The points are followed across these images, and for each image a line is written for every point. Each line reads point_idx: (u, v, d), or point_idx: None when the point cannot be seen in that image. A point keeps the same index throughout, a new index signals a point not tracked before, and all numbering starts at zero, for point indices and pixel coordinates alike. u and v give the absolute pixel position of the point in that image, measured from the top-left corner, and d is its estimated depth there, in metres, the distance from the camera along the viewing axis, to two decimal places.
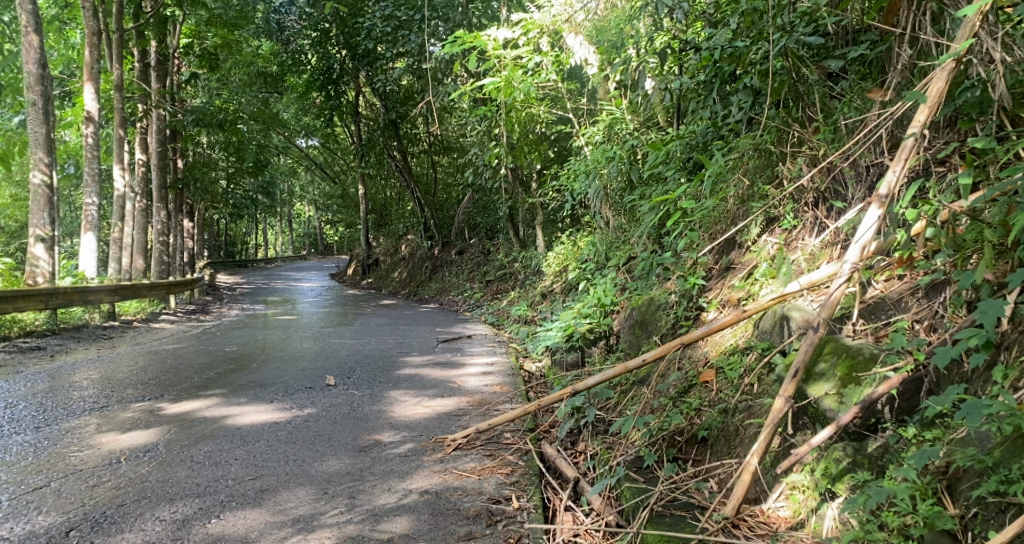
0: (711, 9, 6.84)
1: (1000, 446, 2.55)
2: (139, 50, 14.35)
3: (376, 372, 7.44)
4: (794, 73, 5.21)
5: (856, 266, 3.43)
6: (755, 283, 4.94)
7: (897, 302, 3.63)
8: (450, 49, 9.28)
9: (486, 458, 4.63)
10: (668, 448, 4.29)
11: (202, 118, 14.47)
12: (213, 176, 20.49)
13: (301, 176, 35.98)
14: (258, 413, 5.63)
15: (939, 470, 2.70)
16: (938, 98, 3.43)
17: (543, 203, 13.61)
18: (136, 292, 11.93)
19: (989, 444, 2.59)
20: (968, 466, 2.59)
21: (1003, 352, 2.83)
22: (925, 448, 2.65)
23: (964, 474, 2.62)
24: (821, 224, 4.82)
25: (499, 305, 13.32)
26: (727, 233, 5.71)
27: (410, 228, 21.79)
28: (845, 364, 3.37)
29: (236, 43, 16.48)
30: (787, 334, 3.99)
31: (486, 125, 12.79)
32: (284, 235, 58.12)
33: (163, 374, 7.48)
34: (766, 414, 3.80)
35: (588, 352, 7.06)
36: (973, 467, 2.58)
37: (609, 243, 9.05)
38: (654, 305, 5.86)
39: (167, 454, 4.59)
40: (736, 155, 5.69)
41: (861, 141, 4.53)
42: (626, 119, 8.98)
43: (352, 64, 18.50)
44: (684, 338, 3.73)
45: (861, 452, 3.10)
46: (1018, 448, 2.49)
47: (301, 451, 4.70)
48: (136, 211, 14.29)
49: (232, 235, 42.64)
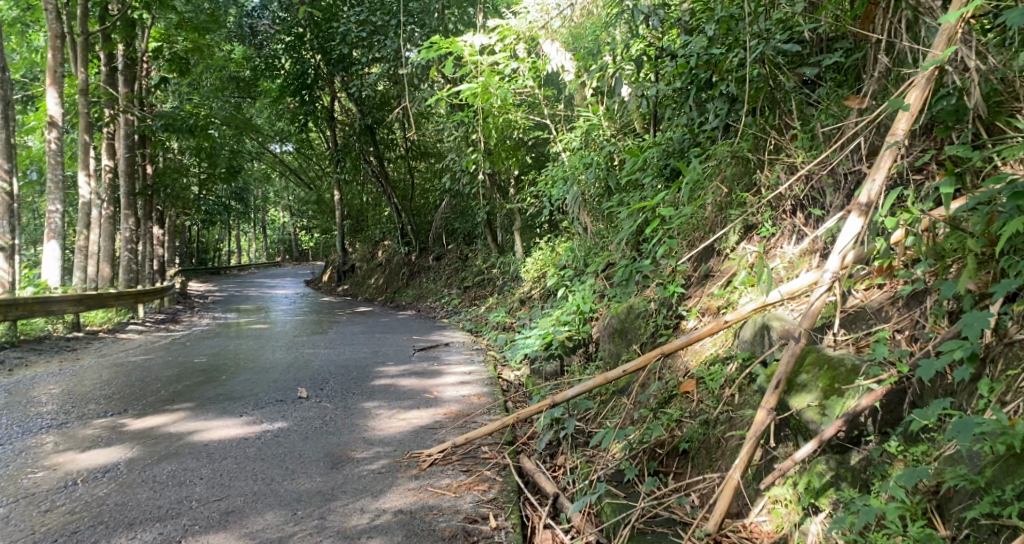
0: (687, 17, 6.84)
1: (991, 465, 2.49)
2: (106, 54, 14.01)
3: (351, 383, 7.27)
4: (771, 81, 5.21)
5: (836, 275, 3.39)
6: (734, 291, 4.90)
7: (877, 312, 3.58)
8: (426, 55, 9.18)
9: (463, 474, 4.52)
10: (649, 461, 4.22)
11: (172, 123, 14.17)
12: (184, 182, 20.10)
13: (275, 181, 35.51)
14: (226, 429, 5.45)
15: (929, 489, 2.65)
16: (918, 107, 3.41)
17: (520, 209, 13.52)
18: (102, 301, 11.59)
19: (980, 463, 2.53)
20: (959, 486, 2.54)
21: (989, 365, 2.80)
22: (914, 467, 2.59)
23: (955, 494, 2.57)
24: (799, 232, 4.78)
25: (477, 312, 13.20)
26: (705, 240, 5.66)
27: (386, 234, 21.58)
28: (827, 374, 3.32)
29: (207, 47, 16.19)
30: (768, 344, 3.94)
31: (463, 131, 12.69)
32: (258, 241, 57.36)
33: (128, 387, 7.23)
34: (748, 426, 3.75)
35: (567, 360, 6.98)
36: (963, 487, 2.52)
37: (587, 249, 8.95)
38: (634, 313, 5.79)
39: (127, 474, 4.40)
40: (714, 162, 5.67)
41: (838, 149, 4.51)
42: (603, 125, 8.95)
43: (327, 69, 18.32)
44: (665, 348, 3.67)
45: (844, 465, 3.05)
46: (1010, 467, 2.43)
47: (270, 469, 4.53)
48: (103, 219, 13.93)
49: (205, 242, 41.97)
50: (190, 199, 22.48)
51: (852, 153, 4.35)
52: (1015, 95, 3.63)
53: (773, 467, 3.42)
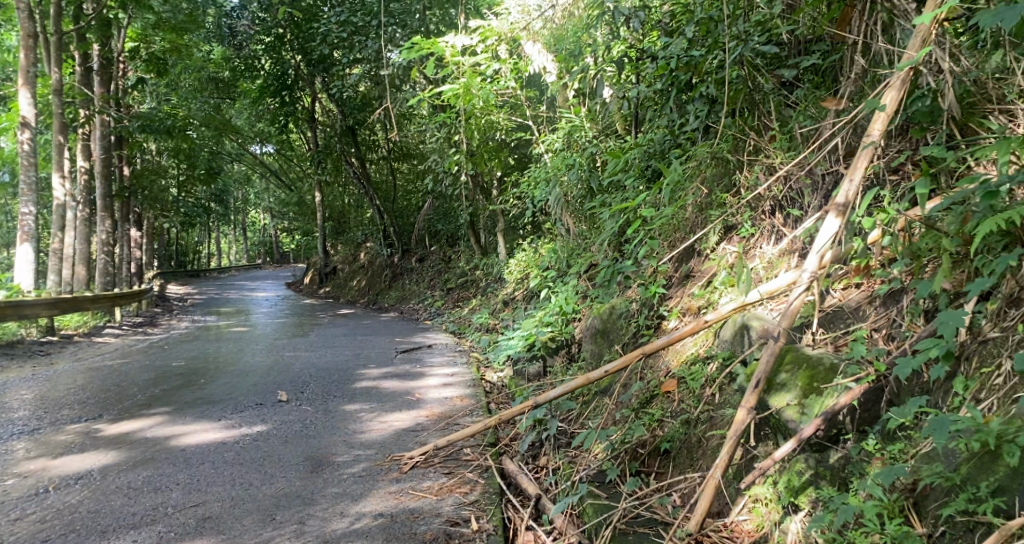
0: (667, 19, 6.87)
1: (967, 463, 2.52)
2: (80, 54, 13.79)
3: (332, 386, 7.20)
4: (749, 82, 5.24)
5: (814, 274, 3.42)
6: (714, 291, 4.92)
7: (855, 311, 3.61)
8: (408, 55, 9.13)
9: (444, 477, 4.49)
10: (630, 461, 4.23)
11: (149, 124, 13.94)
12: (162, 183, 19.84)
13: (255, 183, 35.18)
14: (204, 433, 5.37)
15: (906, 487, 2.66)
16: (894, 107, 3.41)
17: (503, 210, 13.51)
18: (77, 305, 11.40)
19: (956, 460, 2.56)
20: (935, 484, 2.56)
21: (964, 363, 2.83)
22: (891, 465, 2.61)
23: (931, 492, 2.59)
24: (778, 232, 4.81)
25: (460, 313, 13.16)
26: (686, 241, 5.68)
27: (368, 236, 21.46)
28: (806, 373, 3.35)
29: (185, 47, 15.99)
30: (748, 344, 3.96)
31: (445, 132, 12.65)
32: (239, 243, 56.78)
33: (104, 391, 7.11)
34: (728, 425, 3.76)
35: (550, 361, 6.98)
36: (940, 484, 2.54)
37: (570, 251, 8.93)
38: (615, 314, 5.79)
39: (101, 481, 4.32)
40: (695, 163, 5.71)
41: (816, 150, 4.55)
42: (585, 127, 8.96)
43: (308, 70, 18.19)
44: (646, 348, 3.66)
45: (823, 463, 3.06)
46: (985, 465, 2.46)
47: (248, 473, 4.47)
48: (78, 221, 13.70)
49: (184, 245, 41.46)
50: (169, 200, 22.19)
51: (829, 154, 4.39)
52: (988, 96, 3.68)
53: (753, 466, 3.44)
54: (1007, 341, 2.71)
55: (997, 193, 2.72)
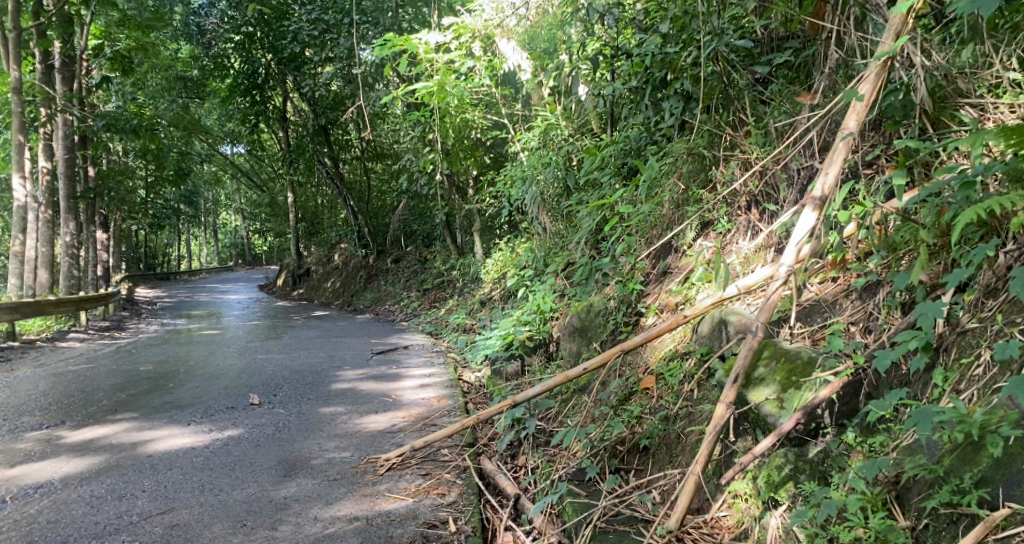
0: (641, 16, 6.86)
1: (950, 454, 2.52)
2: (41, 51, 13.39)
3: (306, 388, 7.06)
4: (724, 78, 5.25)
5: (792, 269, 3.41)
6: (691, 286, 4.91)
7: (833, 304, 3.61)
8: (380, 52, 9.03)
9: (422, 478, 4.41)
10: (610, 459, 4.19)
11: (114, 123, 13.58)
12: (129, 184, 19.40)
13: (226, 184, 34.64)
14: (173, 438, 5.22)
15: (889, 481, 2.65)
16: (876, 97, 3.42)
17: (479, 209, 13.44)
18: (40, 309, 11.07)
19: (939, 452, 2.56)
20: (918, 476, 2.55)
21: (942, 354, 2.84)
22: (874, 458, 2.60)
23: (914, 485, 2.58)
24: (754, 227, 4.81)
25: (437, 314, 13.06)
26: (663, 237, 5.66)
27: (342, 237, 21.23)
28: (784, 368, 3.34)
29: (152, 46, 15.64)
30: (725, 339, 3.95)
31: (419, 131, 12.55)
32: (210, 245, 55.88)
33: (68, 397, 6.90)
34: (708, 421, 3.74)
35: (528, 360, 6.94)
36: (923, 476, 2.54)
37: (547, 249, 8.87)
38: (593, 311, 5.76)
39: (62, 490, 4.17)
40: (670, 160, 5.70)
41: (792, 145, 4.56)
42: (561, 125, 8.92)
43: (279, 69, 17.93)
44: (624, 345, 3.67)
45: (802, 457, 3.05)
46: (968, 457, 2.46)
47: (218, 479, 4.35)
48: (40, 223, 13.31)
49: (153, 247, 40.65)
50: (136, 202, 21.71)
51: (805, 149, 4.41)
52: (958, 91, 3.72)
53: (733, 462, 3.42)
54: (986, 332, 2.71)
55: (973, 183, 2.73)
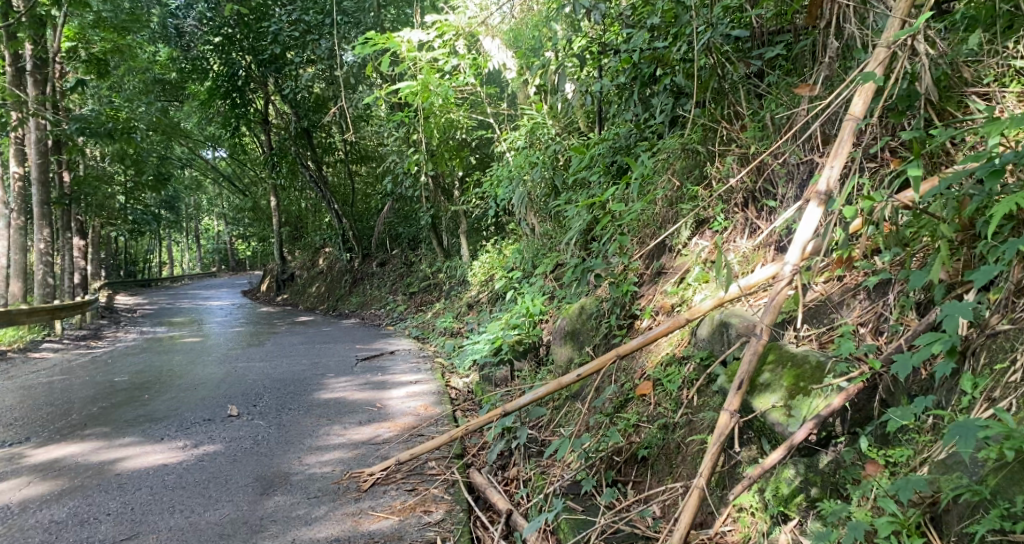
0: (628, 11, 6.67)
1: (993, 473, 2.32)
2: (11, 53, 12.93)
3: (288, 398, 6.80)
4: (718, 70, 5.07)
5: (797, 267, 3.21)
6: (688, 287, 4.73)
7: (840, 305, 3.42)
8: (361, 51, 8.80)
9: (408, 494, 4.19)
10: (606, 470, 3.99)
11: (88, 127, 13.15)
12: (106, 190, 18.94)
13: (207, 189, 34.09)
14: (145, 455, 4.96)
15: (924, 501, 2.45)
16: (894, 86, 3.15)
17: (466, 211, 13.20)
18: (11, 319, 10.66)
19: (980, 470, 2.36)
20: (956, 497, 2.35)
21: (970, 359, 2.66)
22: (909, 479, 2.40)
23: (952, 505, 2.38)
24: (753, 225, 4.64)
25: (424, 317, 12.81)
26: (657, 237, 5.46)
27: (326, 240, 20.88)
28: (791, 373, 3.15)
29: (128, 47, 15.19)
30: (727, 342, 3.75)
31: (403, 132, 12.28)
32: (192, 252, 55.16)
33: (37, 411, 6.60)
34: (709, 429, 3.56)
35: (517, 365, 6.73)
36: (963, 498, 2.34)
37: (536, 251, 8.67)
38: (585, 315, 5.56)
39: (19, 516, 3.93)
40: (664, 156, 5.52)
41: (790, 139, 4.39)
42: (548, 124, 8.71)
43: (259, 71, 17.55)
44: (619, 350, 3.47)
45: (813, 469, 2.87)
46: (1016, 476, 2.25)
47: (190, 499, 4.11)
48: (12, 230, 12.86)
49: (134, 253, 39.97)
50: (114, 208, 21.25)
51: (804, 143, 4.23)
52: (963, 79, 3.54)
53: (738, 474, 3.23)
54: (1020, 335, 2.53)
55: (1002, 172, 2.56)
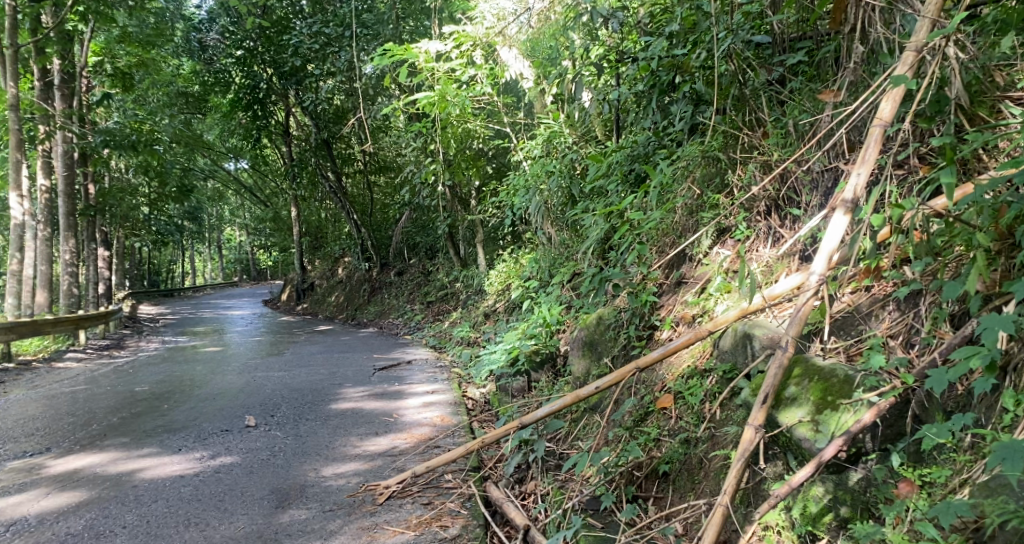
0: (646, 19, 6.64)
1: None
2: (39, 68, 13.17)
3: (305, 408, 6.77)
4: (739, 76, 4.96)
5: (823, 276, 3.10)
6: (709, 297, 4.63)
7: (869, 316, 3.31)
8: (379, 63, 8.86)
9: (424, 508, 4.13)
10: (627, 485, 3.91)
11: (112, 139, 13.32)
12: (130, 202, 19.23)
13: (229, 200, 34.51)
14: (162, 466, 4.97)
15: (964, 526, 2.34)
16: (928, 90, 3.02)
17: (482, 220, 13.17)
18: (36, 329, 10.78)
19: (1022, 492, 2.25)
20: (998, 520, 2.24)
21: (1011, 375, 2.55)
22: (949, 501, 2.29)
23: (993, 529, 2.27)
24: (776, 233, 4.54)
25: (441, 327, 12.77)
26: (676, 246, 5.37)
27: (345, 250, 20.99)
28: (818, 386, 3.05)
29: (153, 61, 15.46)
30: (751, 355, 3.66)
31: (421, 142, 12.30)
32: (214, 262, 55.87)
33: (58, 421, 6.65)
34: (733, 445, 3.47)
35: (534, 376, 6.66)
36: (1008, 524, 2.22)
37: (552, 260, 8.63)
38: (603, 325, 5.48)
39: (37, 528, 3.97)
40: (682, 164, 5.41)
41: (814, 146, 4.29)
42: (564, 133, 8.67)
43: (280, 83, 17.73)
44: (639, 362, 3.39)
45: (842, 486, 2.77)
46: None
47: (205, 512, 4.11)
48: (38, 241, 13.04)
49: (157, 264, 40.52)
50: (138, 218, 21.55)
51: (829, 150, 4.13)
52: (994, 84, 3.43)
53: (763, 491, 3.14)
54: None
55: None
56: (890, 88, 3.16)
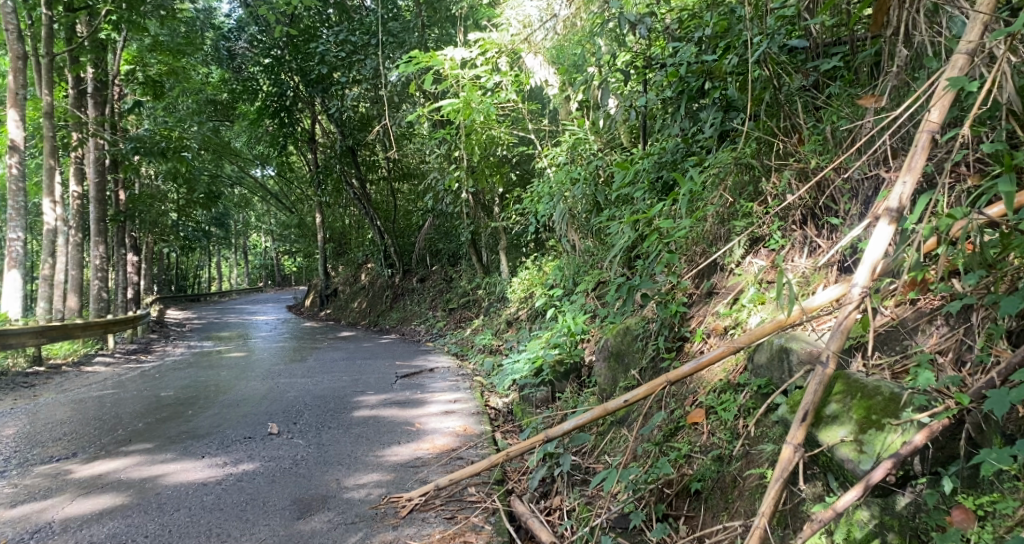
0: (674, 25, 6.53)
1: None
2: (74, 77, 13.39)
3: (327, 416, 6.73)
4: (774, 81, 4.81)
5: (867, 288, 2.95)
6: (742, 309, 4.49)
7: (915, 331, 3.17)
8: (404, 70, 8.83)
9: (448, 522, 4.04)
10: (657, 503, 3.78)
11: (143, 146, 13.48)
12: (159, 208, 19.47)
13: (255, 206, 34.86)
14: (186, 472, 4.95)
15: None
16: (984, 94, 2.87)
17: (505, 227, 13.09)
18: (66, 333, 10.89)
19: None
20: None
21: None
22: None
23: None
24: (813, 243, 4.41)
25: (463, 334, 12.71)
26: (708, 255, 5.24)
27: (368, 256, 21.06)
28: (861, 405, 2.91)
29: (183, 70, 15.66)
30: (788, 370, 3.53)
31: (445, 149, 12.27)
32: (241, 268, 56.55)
33: (85, 426, 6.68)
34: (770, 463, 3.34)
35: (559, 387, 6.55)
36: None
37: (576, 268, 8.54)
38: (632, 336, 5.38)
39: (61, 535, 3.95)
40: (714, 171, 5.25)
41: (854, 153, 4.14)
42: (589, 140, 8.57)
43: (306, 91, 17.86)
44: (670, 375, 3.24)
45: (889, 511, 2.66)
46: None
47: (226, 522, 4.06)
48: (70, 246, 13.25)
49: (185, 269, 41.09)
50: (166, 224, 21.85)
51: (870, 158, 3.99)
52: None
53: (802, 513, 3.00)
54: None
55: None
56: (939, 89, 3.02)
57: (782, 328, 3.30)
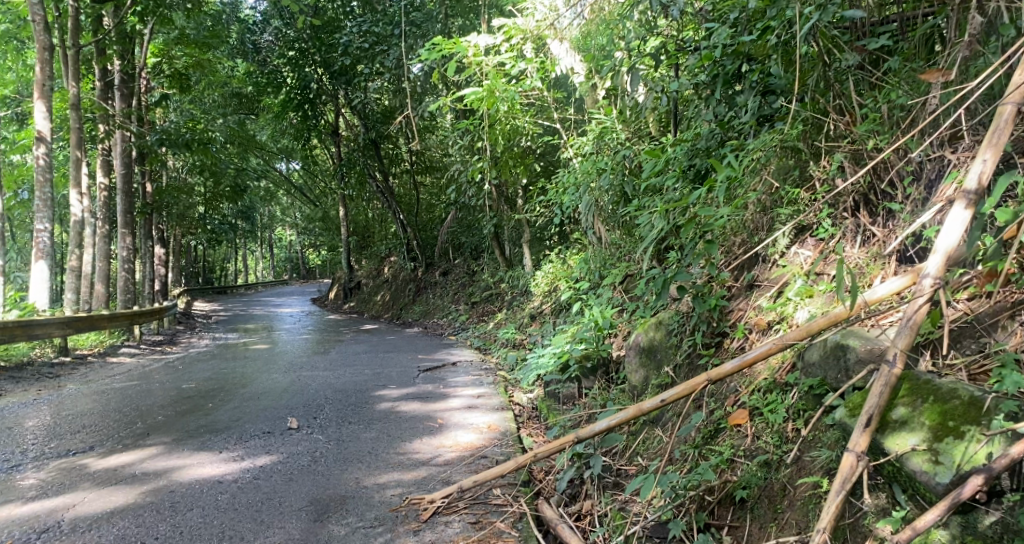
0: (708, 7, 6.16)
1: None
2: (101, 69, 13.20)
3: (348, 410, 6.53)
4: (825, 56, 4.40)
5: (937, 279, 2.63)
6: (787, 302, 4.19)
7: (993, 327, 2.88)
8: (427, 57, 8.52)
9: (472, 527, 3.80)
10: (698, 511, 3.50)
11: (168, 138, 13.19)
12: (187, 201, 19.51)
13: (280, 200, 34.97)
14: (200, 469, 4.77)
15: None
16: None
17: (529, 220, 12.79)
18: (93, 324, 10.84)
19: None
20: None
21: None
22: None
23: None
24: (866, 232, 4.10)
25: (486, 328, 12.47)
26: (749, 246, 4.92)
27: (392, 249, 20.94)
28: (934, 409, 2.61)
29: (209, 63, 15.48)
30: (845, 368, 3.23)
31: (468, 140, 11.97)
32: (266, 259, 56.94)
33: (104, 418, 6.56)
34: (825, 470, 3.06)
35: (586, 383, 6.27)
36: None
37: (603, 260, 8.22)
38: (666, 331, 5.11)
39: (69, 536, 3.78)
40: (757, 155, 4.93)
41: (916, 134, 3.83)
42: (616, 129, 8.21)
43: (330, 82, 17.68)
44: (712, 373, 3.00)
45: (971, 530, 2.41)
46: None
47: (240, 523, 3.87)
48: (96, 238, 13.18)
49: (210, 262, 41.40)
50: (192, 217, 21.89)
51: (935, 139, 3.69)
52: None
53: (863, 528, 2.71)
54: None
55: None
56: None
57: (838, 322, 2.99)
